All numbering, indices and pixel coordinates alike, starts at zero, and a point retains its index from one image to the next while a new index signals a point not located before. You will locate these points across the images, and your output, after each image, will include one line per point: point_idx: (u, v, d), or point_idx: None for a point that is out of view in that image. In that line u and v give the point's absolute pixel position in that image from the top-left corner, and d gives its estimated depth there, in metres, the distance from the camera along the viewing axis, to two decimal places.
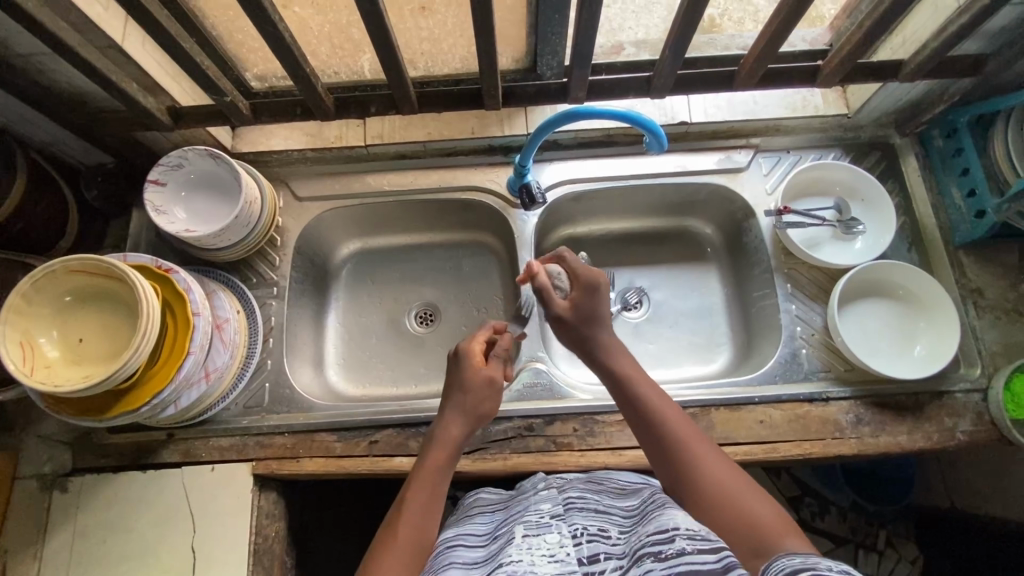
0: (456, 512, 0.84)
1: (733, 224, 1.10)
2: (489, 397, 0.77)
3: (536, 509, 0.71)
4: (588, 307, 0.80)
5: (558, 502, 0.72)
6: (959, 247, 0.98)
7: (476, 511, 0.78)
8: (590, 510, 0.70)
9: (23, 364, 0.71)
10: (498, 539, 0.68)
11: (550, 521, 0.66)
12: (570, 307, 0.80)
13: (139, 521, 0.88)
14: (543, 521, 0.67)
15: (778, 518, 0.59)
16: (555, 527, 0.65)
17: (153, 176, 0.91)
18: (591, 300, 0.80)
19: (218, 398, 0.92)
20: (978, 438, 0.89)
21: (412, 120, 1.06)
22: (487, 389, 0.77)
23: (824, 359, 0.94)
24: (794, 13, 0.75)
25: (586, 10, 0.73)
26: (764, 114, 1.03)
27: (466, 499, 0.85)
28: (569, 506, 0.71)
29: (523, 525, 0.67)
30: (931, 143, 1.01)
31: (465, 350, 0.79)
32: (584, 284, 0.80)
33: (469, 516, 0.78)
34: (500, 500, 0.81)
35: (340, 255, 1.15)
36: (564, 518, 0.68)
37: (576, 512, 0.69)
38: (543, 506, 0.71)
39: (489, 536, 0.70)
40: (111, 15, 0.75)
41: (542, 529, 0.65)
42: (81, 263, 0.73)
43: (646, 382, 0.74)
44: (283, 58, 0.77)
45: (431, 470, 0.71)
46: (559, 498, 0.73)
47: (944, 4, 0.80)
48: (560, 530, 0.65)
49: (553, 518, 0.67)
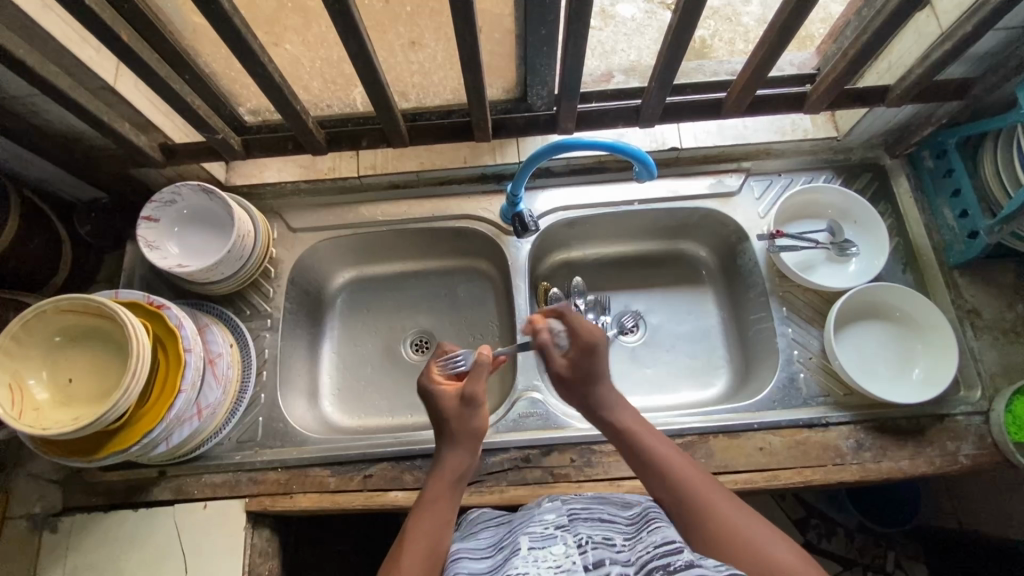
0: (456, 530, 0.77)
1: (726, 248, 1.10)
2: (471, 413, 0.73)
3: (540, 520, 0.67)
4: (587, 366, 0.77)
5: (562, 513, 0.68)
6: (954, 268, 0.97)
7: (478, 526, 0.74)
8: (595, 520, 0.67)
9: (11, 407, 0.70)
10: (501, 551, 0.64)
11: (555, 532, 0.63)
12: (570, 365, 0.78)
13: (129, 560, 0.87)
14: (548, 533, 0.63)
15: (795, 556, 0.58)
16: (560, 537, 0.62)
17: (147, 212, 0.91)
18: (590, 361, 0.76)
19: (212, 433, 0.91)
20: (981, 462, 0.87)
21: (404, 150, 1.07)
22: (465, 412, 0.73)
23: (823, 383, 0.94)
24: (780, 42, 0.75)
25: (572, 44, 0.74)
26: (754, 138, 1.04)
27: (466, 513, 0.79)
28: (573, 517, 0.67)
29: (527, 536, 0.63)
30: (921, 165, 1.01)
31: (429, 385, 0.76)
32: (582, 345, 0.77)
33: (471, 530, 0.73)
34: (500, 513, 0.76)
35: (335, 284, 1.15)
36: (569, 529, 0.64)
37: (581, 522, 0.66)
38: (546, 518, 0.67)
39: (494, 545, 0.66)
40: (103, 57, 0.75)
41: (547, 541, 0.62)
42: (71, 302, 0.73)
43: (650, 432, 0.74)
44: (274, 95, 0.77)
45: (433, 497, 0.69)
46: (563, 509, 0.69)
47: (928, 31, 0.81)
48: (565, 540, 0.61)
49: (557, 528, 0.64)
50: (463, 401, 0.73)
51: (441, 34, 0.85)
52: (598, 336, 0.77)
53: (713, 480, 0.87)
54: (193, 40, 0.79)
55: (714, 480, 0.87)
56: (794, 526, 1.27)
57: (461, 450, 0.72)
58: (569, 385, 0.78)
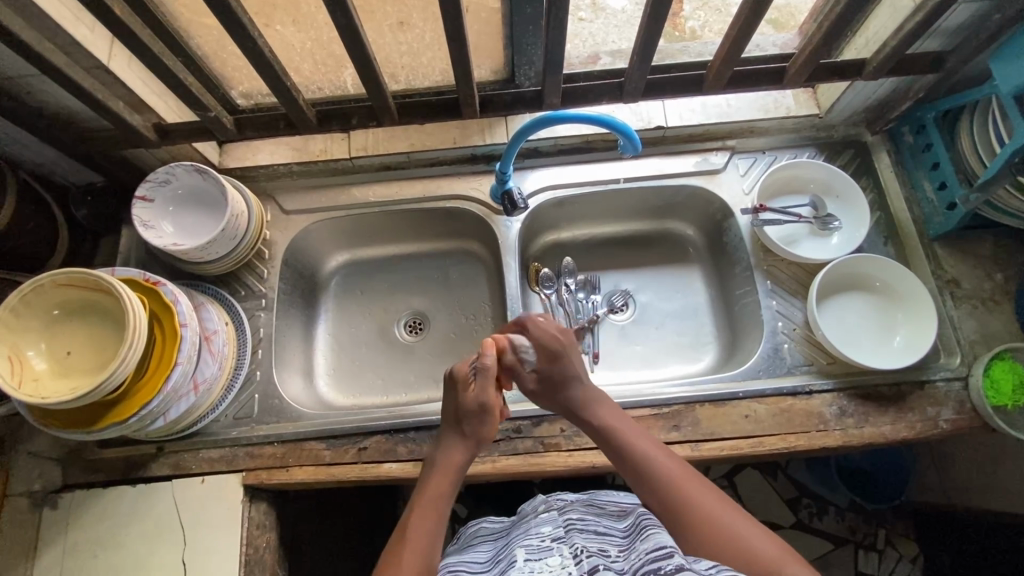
0: (456, 543, 0.82)
1: (713, 225, 1.12)
2: (484, 419, 0.77)
3: (536, 532, 0.69)
4: (556, 373, 0.82)
5: (559, 524, 0.70)
6: (934, 239, 0.99)
7: (477, 542, 0.78)
8: (590, 532, 0.69)
9: (11, 377, 0.72)
10: (499, 564, 0.67)
11: (551, 544, 0.65)
12: (538, 378, 0.83)
13: (130, 534, 0.89)
14: (544, 545, 0.66)
15: (783, 552, 0.59)
16: (556, 549, 0.64)
17: (142, 192, 0.93)
18: (558, 367, 0.82)
19: (208, 409, 0.92)
20: (962, 427, 0.89)
21: (395, 132, 1.09)
22: (479, 416, 0.77)
23: (807, 353, 0.96)
24: (754, 17, 0.77)
25: (553, 19, 0.75)
26: (737, 116, 1.06)
27: (467, 527, 0.84)
28: (570, 527, 0.69)
29: (524, 549, 0.66)
30: (901, 140, 1.03)
31: (457, 377, 0.79)
32: (547, 354, 0.83)
33: (470, 545, 0.78)
34: (501, 528, 0.79)
35: (329, 267, 1.16)
36: (565, 540, 0.66)
37: (578, 534, 0.68)
38: (543, 530, 0.69)
39: (491, 561, 0.70)
40: (97, 36, 0.77)
41: (544, 553, 0.64)
42: (69, 277, 0.74)
43: (636, 430, 0.76)
44: (264, 72, 0.79)
45: (434, 493, 0.71)
46: (559, 520, 0.71)
47: (901, 5, 0.83)
48: (562, 551, 0.64)
49: (554, 541, 0.66)
50: (481, 409, 0.77)
51: (428, 13, 0.86)
52: (560, 343, 0.83)
53: (700, 447, 0.89)
54: (185, 21, 0.81)
55: (701, 447, 0.89)
56: (787, 505, 1.29)
57: (463, 439, 0.77)
58: (544, 392, 0.83)
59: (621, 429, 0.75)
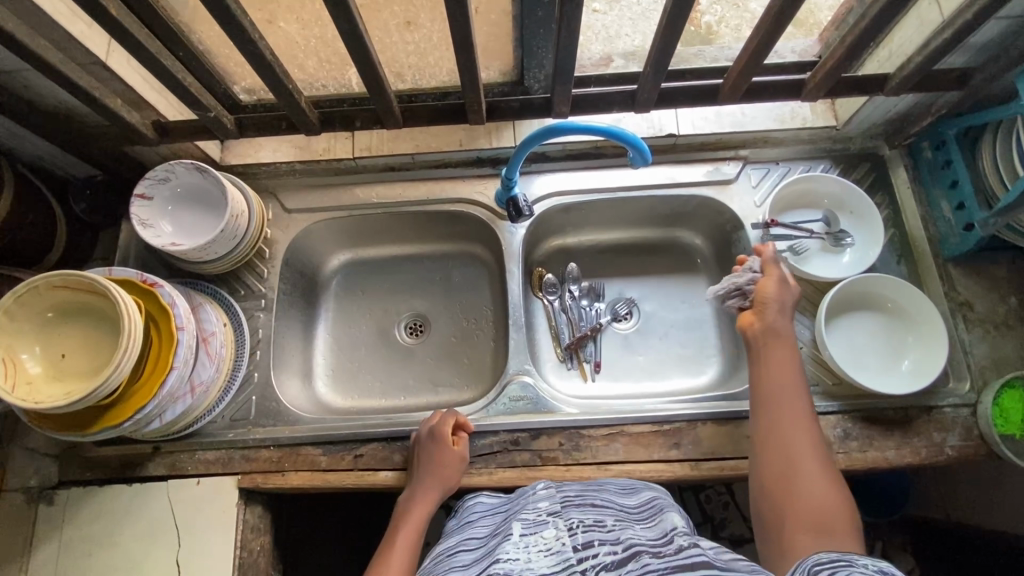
0: (456, 516, 0.80)
1: (722, 236, 1.10)
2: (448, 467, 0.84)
3: (535, 506, 0.69)
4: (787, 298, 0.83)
5: (556, 500, 0.69)
6: (949, 260, 0.97)
7: (476, 516, 0.76)
8: (587, 505, 0.68)
9: (4, 380, 0.71)
10: (495, 535, 0.66)
11: (547, 518, 0.64)
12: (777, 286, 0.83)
13: (125, 533, 0.89)
14: (540, 519, 0.65)
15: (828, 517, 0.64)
16: (551, 522, 0.63)
17: (140, 190, 0.91)
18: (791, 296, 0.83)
19: (204, 412, 0.91)
20: (967, 454, 0.88)
21: (400, 133, 1.06)
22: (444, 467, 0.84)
23: (813, 373, 0.94)
24: (774, 31, 0.75)
25: (564, 28, 0.72)
26: (751, 126, 1.03)
27: (464, 501, 0.82)
28: (567, 503, 0.68)
29: (520, 522, 0.65)
30: (920, 155, 1.01)
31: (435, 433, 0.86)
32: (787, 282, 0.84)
33: (468, 520, 0.76)
34: (501, 503, 0.78)
35: (330, 266, 1.15)
36: (561, 514, 0.65)
37: (574, 508, 0.67)
38: (540, 505, 0.69)
39: (490, 533, 0.69)
40: (94, 33, 0.75)
41: (539, 527, 0.63)
42: (63, 280, 0.73)
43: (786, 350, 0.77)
44: (265, 76, 0.77)
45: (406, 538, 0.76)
46: (557, 497, 0.70)
47: (928, 19, 0.80)
48: (557, 524, 0.62)
49: (550, 515, 0.65)
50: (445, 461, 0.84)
51: (436, 13, 0.84)
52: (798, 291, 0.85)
53: (699, 467, 0.88)
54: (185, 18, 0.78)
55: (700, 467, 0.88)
56: None
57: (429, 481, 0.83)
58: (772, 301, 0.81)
59: (777, 346, 0.78)
